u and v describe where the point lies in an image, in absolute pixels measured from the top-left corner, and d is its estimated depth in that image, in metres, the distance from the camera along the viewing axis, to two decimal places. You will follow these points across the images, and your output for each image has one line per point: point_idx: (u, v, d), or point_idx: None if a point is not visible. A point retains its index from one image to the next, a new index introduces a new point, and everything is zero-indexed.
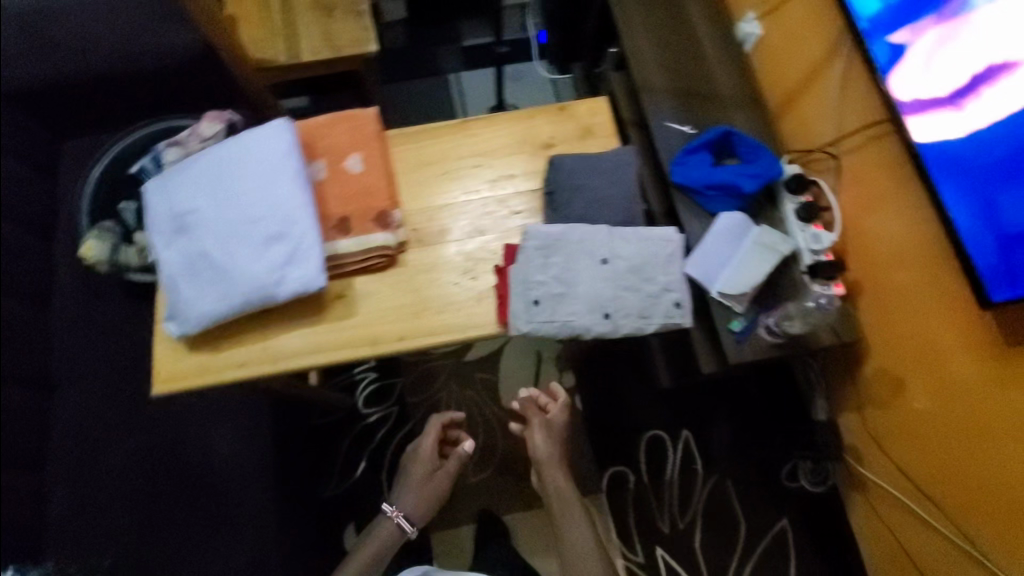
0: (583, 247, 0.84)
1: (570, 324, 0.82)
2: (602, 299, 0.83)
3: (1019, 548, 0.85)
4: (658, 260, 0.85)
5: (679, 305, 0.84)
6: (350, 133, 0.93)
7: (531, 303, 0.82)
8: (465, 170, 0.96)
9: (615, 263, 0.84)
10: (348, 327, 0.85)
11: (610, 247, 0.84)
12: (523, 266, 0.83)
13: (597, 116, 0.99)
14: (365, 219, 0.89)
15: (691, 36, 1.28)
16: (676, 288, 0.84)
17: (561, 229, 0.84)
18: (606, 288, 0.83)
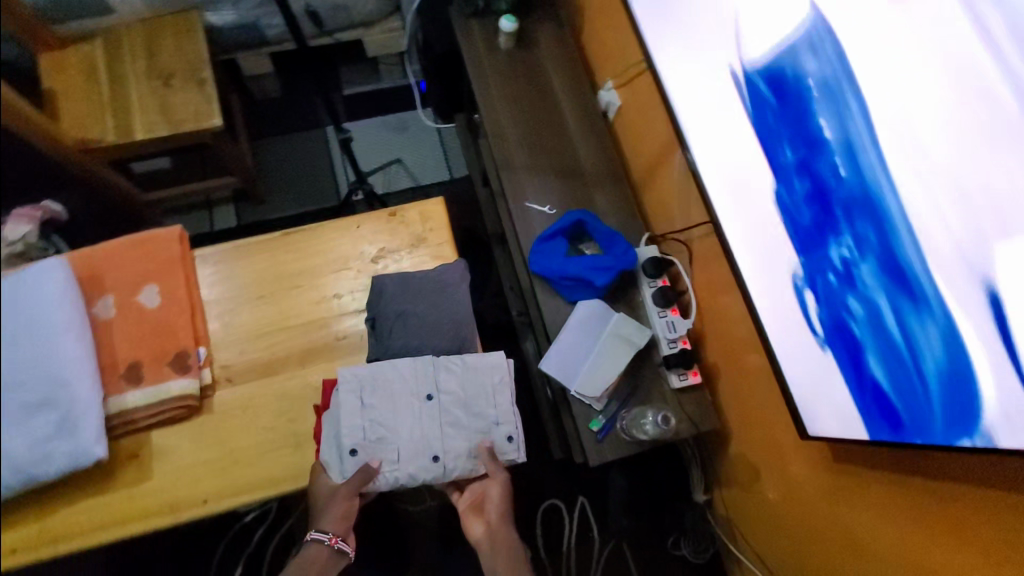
0: (408, 382, 0.79)
1: (392, 473, 0.75)
2: (429, 439, 0.77)
3: None
4: (486, 390, 0.81)
5: (511, 439, 0.80)
6: (145, 261, 0.84)
7: (347, 452, 0.75)
8: (286, 291, 0.88)
9: (440, 398, 0.79)
10: (143, 494, 0.76)
11: (435, 382, 0.79)
12: (339, 412, 0.75)
13: (430, 222, 0.92)
14: (161, 363, 0.79)
15: (551, 107, 1.23)
16: (507, 418, 0.80)
17: (378, 365, 0.79)
18: (431, 427, 0.78)
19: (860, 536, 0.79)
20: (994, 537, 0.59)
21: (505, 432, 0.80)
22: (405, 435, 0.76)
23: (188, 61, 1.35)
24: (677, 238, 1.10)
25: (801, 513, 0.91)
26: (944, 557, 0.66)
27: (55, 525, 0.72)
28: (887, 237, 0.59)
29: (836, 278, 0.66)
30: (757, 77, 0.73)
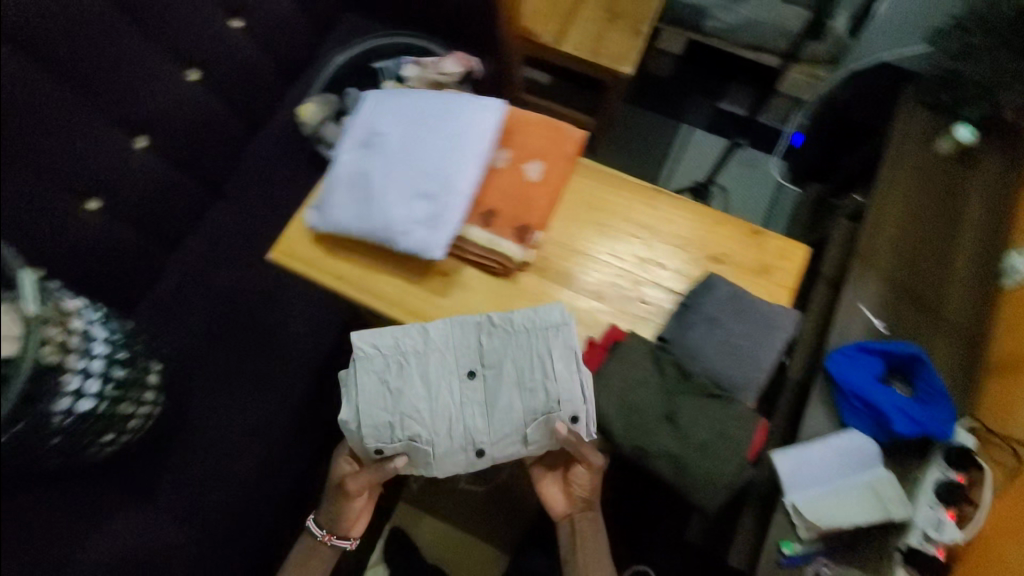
0: (437, 363, 0.81)
1: (430, 458, 0.79)
2: (467, 424, 0.79)
3: None
4: (468, 345, 0.82)
5: (575, 418, 0.78)
6: (546, 141, 0.94)
7: (385, 439, 0.79)
8: (625, 235, 0.92)
9: (479, 374, 0.81)
10: (434, 305, 0.89)
11: (476, 358, 0.81)
12: (362, 402, 0.79)
13: (784, 263, 0.90)
14: (508, 224, 0.89)
15: (948, 236, 1.10)
16: (568, 398, 0.78)
17: (406, 347, 0.81)
18: (471, 409, 0.80)
19: None
20: None
21: (570, 411, 0.78)
22: (436, 423, 0.79)
23: (639, 13, 1.44)
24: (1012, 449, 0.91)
25: None
26: None
27: (377, 283, 0.90)
28: None
29: None
30: None
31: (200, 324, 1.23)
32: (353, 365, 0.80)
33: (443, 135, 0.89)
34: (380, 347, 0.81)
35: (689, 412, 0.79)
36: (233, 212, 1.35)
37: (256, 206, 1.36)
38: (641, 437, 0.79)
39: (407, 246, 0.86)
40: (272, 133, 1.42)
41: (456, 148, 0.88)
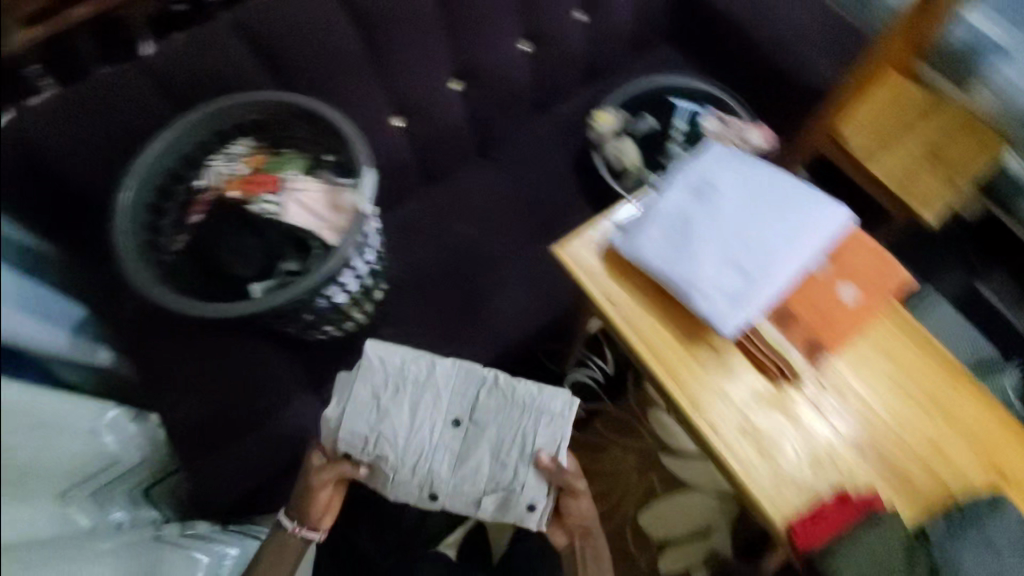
0: (415, 423, 0.95)
1: (393, 480, 0.94)
2: (432, 467, 0.94)
3: None
4: (466, 391, 0.97)
5: (531, 506, 0.93)
6: (873, 269, 0.88)
7: (349, 452, 0.94)
8: (914, 402, 0.85)
9: (463, 425, 0.95)
10: (691, 373, 0.86)
11: (468, 406, 0.96)
12: (350, 410, 0.94)
13: None
14: (802, 334, 0.85)
15: None
16: (531, 485, 0.93)
17: (411, 376, 0.96)
18: (453, 446, 0.95)
19: None
20: None
21: (529, 500, 0.93)
22: (405, 456, 0.93)
23: (965, 163, 1.35)
24: None
25: None
26: None
27: (647, 325, 0.88)
28: None
29: None
30: None
31: (428, 260, 1.36)
32: (359, 372, 0.95)
33: (779, 223, 0.86)
34: (393, 366, 0.96)
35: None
36: (494, 176, 1.45)
37: (514, 180, 1.45)
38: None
39: (701, 312, 0.83)
40: (553, 124, 1.51)
41: (787, 242, 0.85)
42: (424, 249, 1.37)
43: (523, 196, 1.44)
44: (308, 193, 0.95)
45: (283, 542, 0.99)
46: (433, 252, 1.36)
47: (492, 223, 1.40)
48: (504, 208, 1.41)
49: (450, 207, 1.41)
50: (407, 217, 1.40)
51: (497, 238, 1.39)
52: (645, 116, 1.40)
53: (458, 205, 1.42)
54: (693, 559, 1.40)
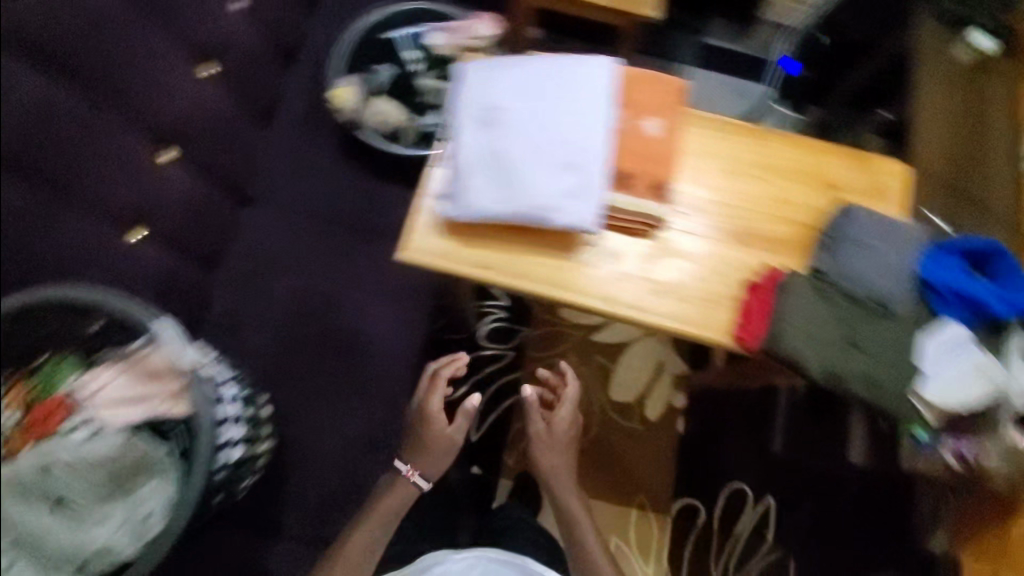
0: (38, 525, 0.77)
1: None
2: (63, 546, 0.78)
3: None
4: (46, 475, 0.76)
5: (147, 518, 0.82)
6: (655, 96, 0.93)
7: None
8: (744, 178, 0.95)
9: (61, 500, 0.78)
10: (588, 276, 0.88)
11: (54, 489, 0.77)
12: None
13: (892, 180, 0.95)
14: (646, 184, 0.89)
15: None
16: (152, 492, 0.83)
17: (22, 497, 0.76)
18: (65, 532, 0.78)
19: None
20: None
21: (151, 507, 0.82)
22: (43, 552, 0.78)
23: None
24: None
25: None
26: None
27: (537, 266, 0.88)
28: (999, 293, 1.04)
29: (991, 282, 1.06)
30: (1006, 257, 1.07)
31: (272, 341, 1.21)
32: None
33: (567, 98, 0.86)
34: None
35: (877, 336, 0.81)
36: (266, 214, 1.31)
37: (294, 207, 1.31)
38: (837, 367, 0.79)
39: (544, 211, 0.83)
40: (287, 127, 1.36)
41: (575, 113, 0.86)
42: (260, 333, 1.21)
43: (317, 214, 1.30)
44: (110, 387, 0.81)
45: (388, 485, 1.11)
46: (270, 331, 1.21)
47: (305, 260, 1.27)
48: (306, 240, 1.28)
49: (250, 279, 1.25)
50: (215, 318, 1.23)
51: (320, 271, 1.27)
52: (379, 66, 1.29)
53: (257, 270, 1.26)
54: (667, 392, 1.56)
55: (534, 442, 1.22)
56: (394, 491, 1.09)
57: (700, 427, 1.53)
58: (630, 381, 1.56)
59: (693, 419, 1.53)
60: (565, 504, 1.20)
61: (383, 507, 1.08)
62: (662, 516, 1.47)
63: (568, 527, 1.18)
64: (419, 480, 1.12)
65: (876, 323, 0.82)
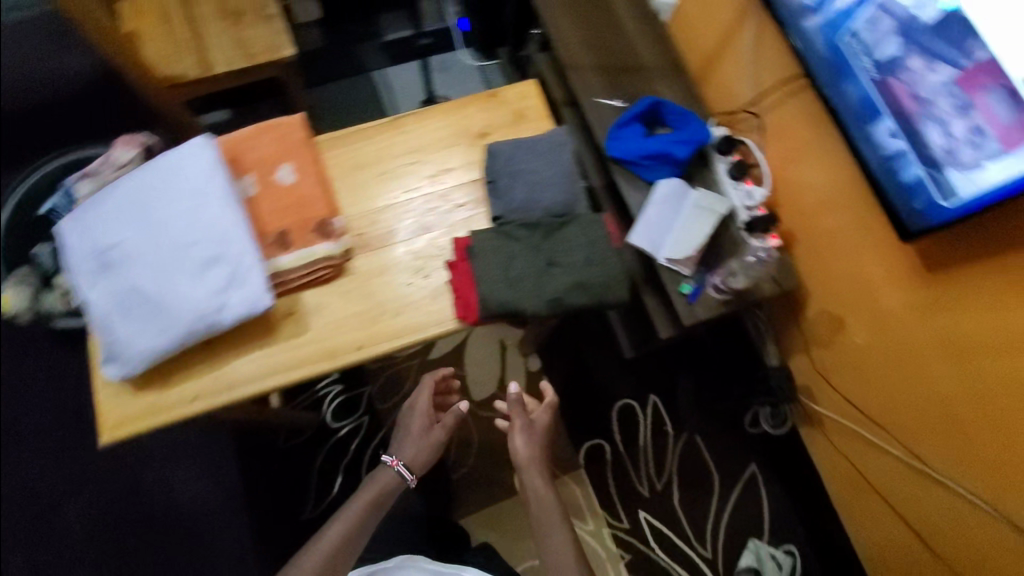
0: None
1: None
2: None
3: (969, 461, 0.92)
4: None
5: None
6: (277, 144, 0.90)
7: None
8: (403, 168, 0.94)
9: None
10: (302, 345, 0.83)
11: None
12: None
13: (528, 100, 0.99)
14: (306, 231, 0.86)
15: (609, 9, 1.30)
16: None
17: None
18: None
19: (951, 337, 0.86)
20: None
21: None
22: None
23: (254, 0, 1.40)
24: (746, 113, 1.17)
25: (890, 342, 0.99)
26: None
27: (242, 371, 0.81)
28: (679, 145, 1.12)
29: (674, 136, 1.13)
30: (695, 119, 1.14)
31: (92, 561, 1.19)
32: None
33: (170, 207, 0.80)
34: None
35: (564, 244, 0.87)
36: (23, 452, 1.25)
37: (47, 429, 1.26)
38: (542, 291, 0.85)
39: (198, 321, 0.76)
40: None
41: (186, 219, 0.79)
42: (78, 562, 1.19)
43: (71, 421, 1.26)
44: None
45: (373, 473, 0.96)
46: (87, 552, 1.20)
47: (87, 472, 1.24)
48: (76, 451, 1.25)
49: (39, 518, 1.22)
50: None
51: (104, 473, 1.24)
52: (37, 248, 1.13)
53: (43, 505, 1.22)
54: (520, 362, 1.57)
55: (510, 437, 1.08)
56: (381, 478, 0.95)
57: (564, 374, 1.56)
58: (484, 373, 1.54)
59: (554, 371, 1.56)
60: (537, 508, 1.01)
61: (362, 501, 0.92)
62: (576, 472, 1.48)
63: (544, 539, 0.97)
64: (404, 470, 0.96)
65: (556, 236, 0.88)
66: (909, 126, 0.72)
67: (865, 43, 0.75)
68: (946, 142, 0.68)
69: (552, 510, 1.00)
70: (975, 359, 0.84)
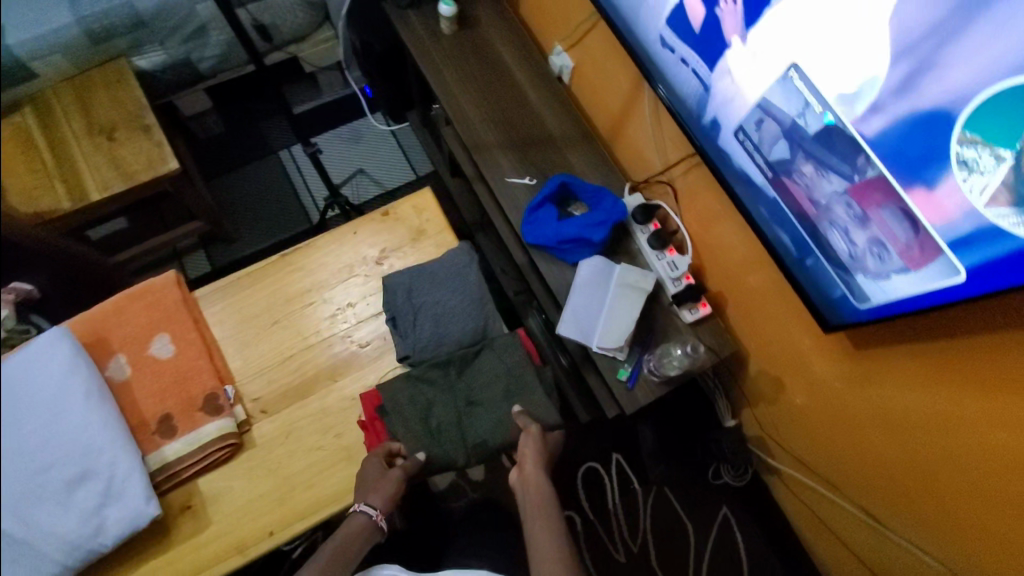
0: None
1: None
2: None
3: (923, 527, 0.88)
4: None
5: None
6: (150, 313, 0.81)
7: None
8: (299, 312, 0.86)
9: None
10: (203, 544, 0.74)
11: None
12: None
13: (425, 213, 0.92)
14: (192, 409, 0.78)
15: (508, 78, 1.24)
16: None
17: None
18: None
19: (891, 413, 0.83)
20: (997, 375, 0.64)
21: None
22: None
23: None
24: (659, 180, 1.12)
25: (829, 408, 0.96)
26: (978, 410, 0.69)
27: None
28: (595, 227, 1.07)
29: (590, 217, 1.08)
30: (610, 200, 1.10)
31: None
32: None
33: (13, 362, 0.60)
34: None
35: (481, 380, 0.82)
36: None
37: None
38: (464, 437, 0.80)
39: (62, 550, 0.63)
40: None
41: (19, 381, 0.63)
42: None
43: None
44: None
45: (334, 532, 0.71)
46: None
47: None
48: None
49: None
50: None
51: None
52: None
53: None
54: None
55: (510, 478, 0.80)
56: (348, 538, 0.69)
57: None
58: None
59: None
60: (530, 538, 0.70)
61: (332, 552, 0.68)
62: None
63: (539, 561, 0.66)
64: (369, 505, 0.72)
65: (471, 369, 0.83)
66: (812, 227, 0.68)
67: (755, 141, 0.70)
68: (850, 248, 0.64)
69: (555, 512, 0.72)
70: (917, 436, 0.81)
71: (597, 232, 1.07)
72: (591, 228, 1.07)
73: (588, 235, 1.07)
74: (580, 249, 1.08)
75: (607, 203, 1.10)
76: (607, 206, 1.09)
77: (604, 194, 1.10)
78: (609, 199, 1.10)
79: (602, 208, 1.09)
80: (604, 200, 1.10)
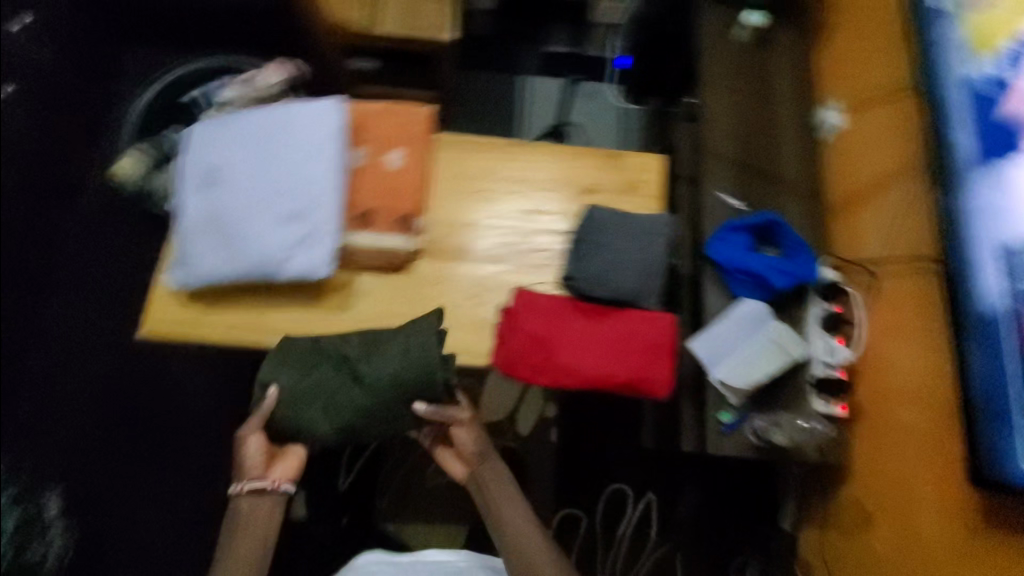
0: None
1: None
2: None
3: None
4: None
5: None
6: (396, 128, 0.93)
7: None
8: (501, 194, 0.95)
9: None
10: (339, 320, 0.86)
11: None
12: None
13: (645, 174, 0.97)
14: (388, 218, 0.88)
15: (770, 108, 1.24)
16: None
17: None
18: None
19: None
20: None
21: None
22: None
23: None
24: (865, 269, 1.09)
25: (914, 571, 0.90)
26: None
27: (280, 322, 0.85)
28: (780, 273, 1.06)
29: (780, 263, 1.07)
30: (806, 258, 1.08)
31: None
32: None
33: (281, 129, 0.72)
34: None
35: (359, 353, 0.82)
36: None
37: (95, 272, 1.22)
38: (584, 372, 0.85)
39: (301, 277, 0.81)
40: (93, 198, 1.27)
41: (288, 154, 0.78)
42: None
43: (113, 296, 1.22)
44: None
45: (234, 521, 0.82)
46: None
47: None
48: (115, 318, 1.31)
49: None
50: None
51: None
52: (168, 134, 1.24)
53: None
54: (538, 406, 1.54)
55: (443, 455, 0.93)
56: (243, 523, 0.82)
57: (574, 434, 1.51)
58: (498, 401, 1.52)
59: (565, 428, 1.52)
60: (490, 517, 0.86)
61: (246, 532, 0.82)
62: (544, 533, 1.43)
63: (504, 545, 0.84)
64: (257, 484, 0.82)
65: (616, 320, 0.87)
66: None
67: None
68: None
69: (511, 485, 0.89)
70: None
71: (779, 280, 1.05)
72: (776, 273, 1.06)
73: (768, 276, 1.06)
74: (752, 285, 1.08)
75: (802, 260, 1.08)
76: (801, 263, 1.07)
77: (804, 251, 1.08)
78: (806, 258, 1.08)
79: (794, 261, 1.07)
80: (801, 255, 1.08)
